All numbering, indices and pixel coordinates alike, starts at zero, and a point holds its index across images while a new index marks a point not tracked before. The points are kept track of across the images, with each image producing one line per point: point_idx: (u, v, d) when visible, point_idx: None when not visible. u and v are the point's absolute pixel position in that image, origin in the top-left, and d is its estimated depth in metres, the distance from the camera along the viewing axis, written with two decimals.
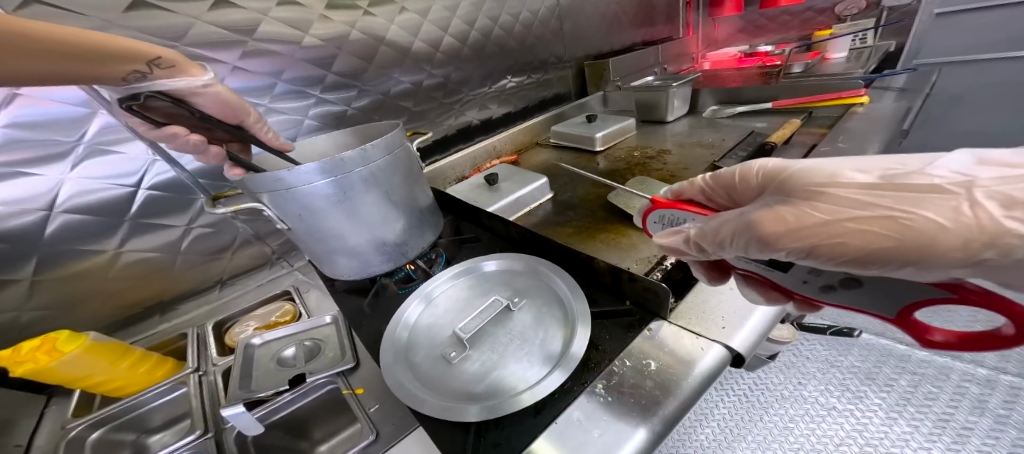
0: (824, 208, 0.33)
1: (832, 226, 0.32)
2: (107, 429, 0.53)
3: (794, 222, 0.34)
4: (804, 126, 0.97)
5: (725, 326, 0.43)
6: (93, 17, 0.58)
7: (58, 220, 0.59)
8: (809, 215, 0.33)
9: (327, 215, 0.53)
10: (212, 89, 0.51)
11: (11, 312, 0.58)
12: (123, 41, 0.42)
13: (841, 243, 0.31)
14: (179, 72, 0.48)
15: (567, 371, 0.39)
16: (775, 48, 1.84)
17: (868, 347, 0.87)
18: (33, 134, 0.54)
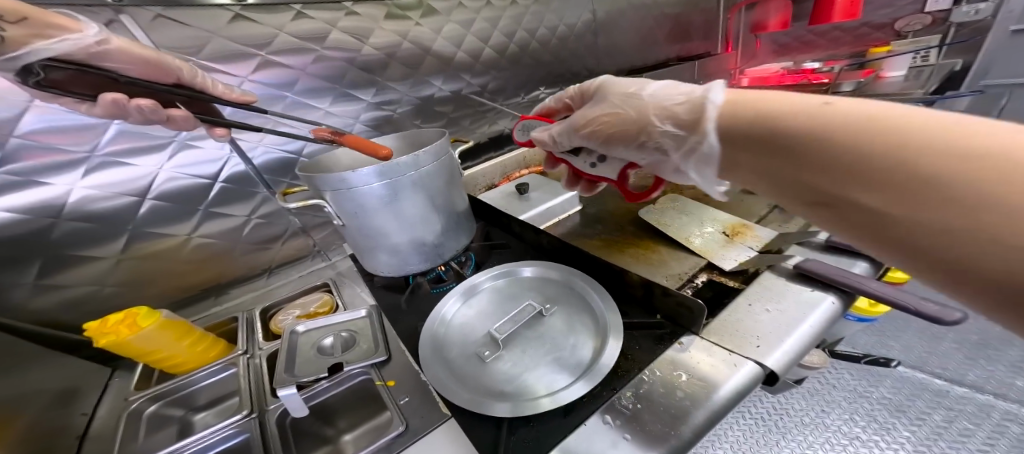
0: (631, 105, 0.51)
1: (631, 116, 0.50)
2: (161, 404, 0.57)
3: (615, 119, 0.53)
4: None
5: (760, 344, 0.42)
6: (196, 27, 0.65)
7: (147, 205, 0.67)
8: (623, 111, 0.52)
9: (379, 214, 0.57)
10: (103, 46, 0.50)
11: (94, 285, 0.65)
12: None
13: (627, 126, 0.51)
14: (46, 28, 0.46)
15: (597, 378, 0.39)
16: (823, 65, 1.80)
17: (902, 379, 0.92)
18: (139, 129, 0.63)
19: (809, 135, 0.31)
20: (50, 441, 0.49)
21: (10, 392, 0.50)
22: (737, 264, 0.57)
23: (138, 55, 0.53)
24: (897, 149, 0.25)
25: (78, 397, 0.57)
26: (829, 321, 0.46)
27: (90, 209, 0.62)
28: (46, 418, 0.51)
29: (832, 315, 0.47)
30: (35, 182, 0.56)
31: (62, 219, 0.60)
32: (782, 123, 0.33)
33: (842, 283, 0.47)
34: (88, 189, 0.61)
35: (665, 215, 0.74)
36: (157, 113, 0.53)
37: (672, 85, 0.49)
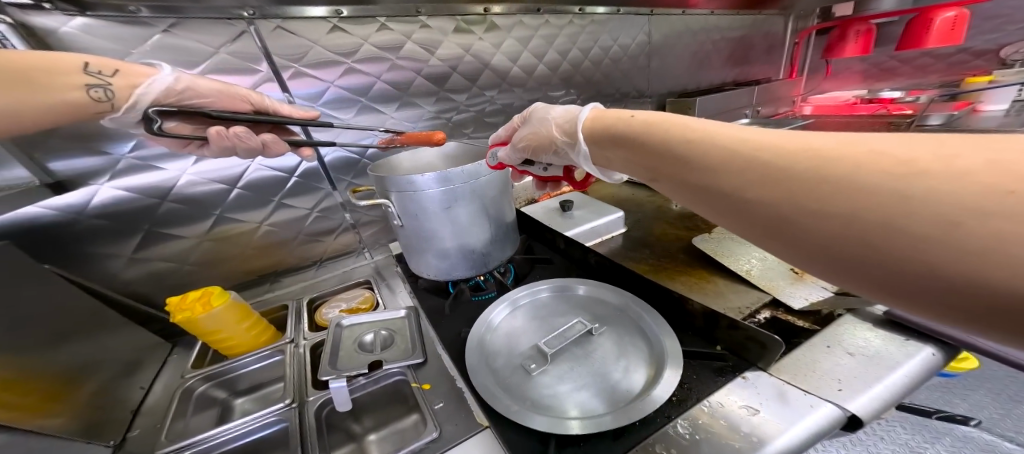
0: (556, 128, 0.55)
1: (559, 136, 0.54)
2: (211, 384, 0.59)
3: (542, 136, 0.56)
4: None
5: (842, 388, 0.36)
6: (304, 38, 0.73)
7: (234, 193, 0.74)
8: (549, 132, 0.56)
9: (437, 218, 0.59)
10: (183, 85, 0.54)
11: (177, 262, 0.72)
12: (54, 59, 0.46)
13: (556, 141, 0.55)
14: (136, 77, 0.52)
15: (653, 404, 0.36)
16: (905, 96, 1.64)
17: (966, 439, 0.72)
18: None
19: (766, 175, 0.28)
20: (111, 411, 0.50)
21: (85, 359, 0.51)
22: (808, 303, 0.51)
23: (210, 88, 0.57)
24: (875, 191, 0.23)
25: (139, 368, 0.59)
26: (927, 374, 0.39)
27: (187, 193, 0.70)
28: (109, 387, 0.52)
29: (931, 366, 0.40)
30: (152, 166, 0.65)
31: (164, 201, 0.68)
32: (722, 158, 0.31)
33: (943, 334, 0.41)
34: (192, 176, 0.69)
35: (721, 245, 0.68)
36: (252, 139, 0.58)
37: (570, 108, 0.57)
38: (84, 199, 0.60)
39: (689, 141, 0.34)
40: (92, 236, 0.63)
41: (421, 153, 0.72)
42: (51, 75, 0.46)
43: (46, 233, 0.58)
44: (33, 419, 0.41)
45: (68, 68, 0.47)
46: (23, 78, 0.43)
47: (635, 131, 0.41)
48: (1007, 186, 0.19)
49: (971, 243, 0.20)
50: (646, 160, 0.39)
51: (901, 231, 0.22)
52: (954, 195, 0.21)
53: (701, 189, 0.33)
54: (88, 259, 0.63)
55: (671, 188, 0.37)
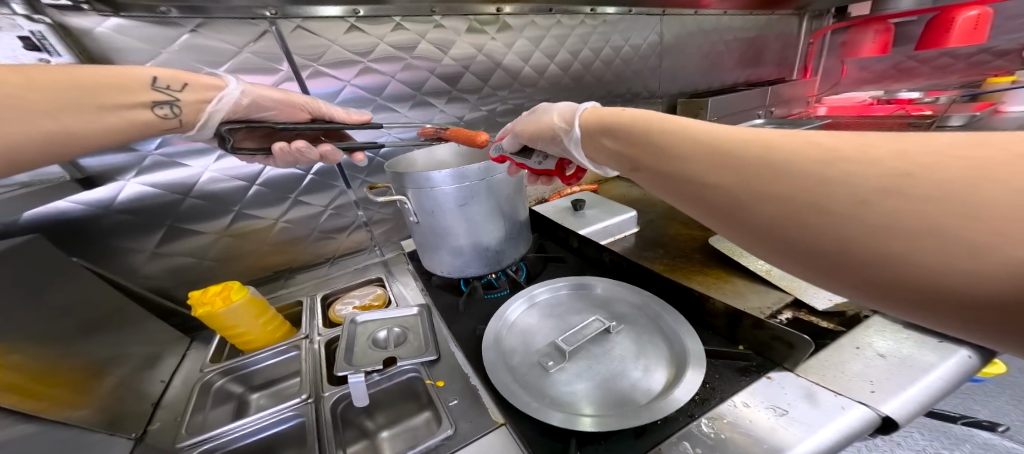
0: (555, 115, 0.53)
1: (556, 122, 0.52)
2: (228, 378, 0.60)
3: (542, 122, 0.54)
4: None
5: (875, 390, 0.35)
6: (323, 37, 0.74)
7: (254, 190, 0.76)
8: (548, 119, 0.53)
9: (451, 215, 0.59)
10: (248, 98, 0.55)
11: (196, 258, 0.74)
12: (120, 74, 0.45)
13: (552, 128, 0.52)
14: (202, 89, 0.51)
15: (679, 402, 0.35)
16: (925, 97, 1.61)
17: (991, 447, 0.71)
18: None
19: (721, 161, 0.28)
20: (132, 403, 0.51)
21: (109, 353, 0.52)
22: (833, 304, 0.50)
23: (271, 99, 0.58)
24: (808, 174, 0.23)
25: (158, 361, 0.60)
26: (964, 376, 0.38)
27: (209, 190, 0.71)
28: (131, 380, 0.53)
29: (966, 368, 0.38)
30: (178, 163, 0.66)
31: (186, 197, 0.69)
32: (688, 147, 0.31)
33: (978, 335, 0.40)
34: (215, 173, 0.70)
35: None
36: (312, 152, 0.59)
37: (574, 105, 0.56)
38: (112, 194, 0.62)
39: (658, 132, 0.35)
40: (118, 231, 0.64)
41: (436, 150, 0.72)
42: (119, 92, 0.44)
43: (75, 226, 0.60)
44: (58, 408, 0.42)
45: (136, 84, 0.45)
46: (88, 97, 0.41)
47: (616, 123, 0.41)
48: (912, 171, 0.20)
49: (882, 222, 0.20)
50: (622, 150, 0.39)
51: (825, 210, 0.22)
52: (858, 179, 0.22)
53: (662, 176, 0.32)
54: (113, 253, 0.65)
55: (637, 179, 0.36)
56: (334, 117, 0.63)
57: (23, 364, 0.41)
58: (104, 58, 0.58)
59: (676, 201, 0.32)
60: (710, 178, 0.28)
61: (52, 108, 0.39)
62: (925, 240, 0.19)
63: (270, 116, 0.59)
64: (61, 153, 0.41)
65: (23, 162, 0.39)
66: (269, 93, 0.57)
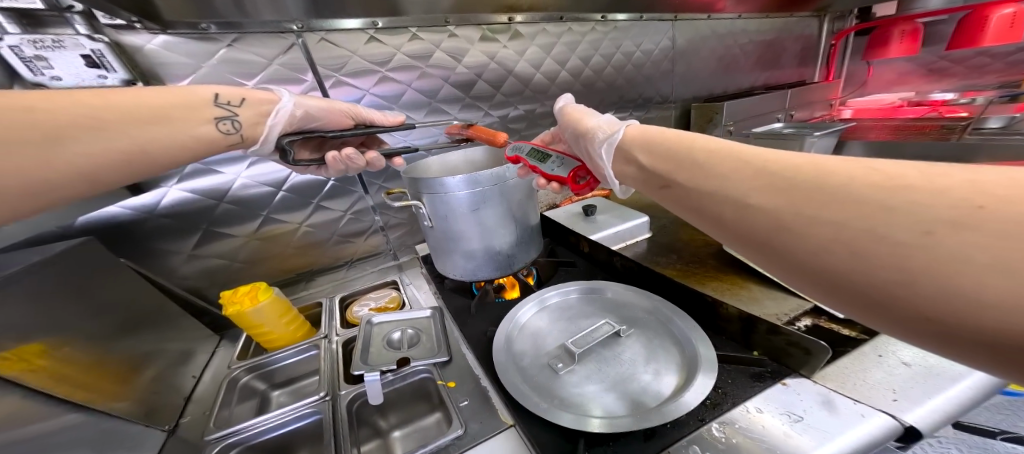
0: (592, 121, 0.53)
1: (589, 127, 0.52)
2: (254, 376, 0.62)
3: (580, 129, 0.54)
4: None
5: (898, 399, 0.34)
6: (344, 48, 0.78)
7: (280, 196, 0.80)
8: (585, 125, 0.53)
9: (463, 220, 0.61)
10: (300, 110, 0.57)
11: (227, 260, 0.78)
12: (187, 95, 0.48)
13: (585, 133, 0.52)
14: (259, 104, 0.54)
15: (684, 405, 0.36)
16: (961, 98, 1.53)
17: None
18: None
19: (769, 183, 0.28)
20: (166, 397, 0.54)
21: (146, 349, 0.55)
22: None
23: (320, 109, 0.60)
24: (857, 200, 0.23)
25: (191, 357, 0.63)
26: (995, 389, 0.36)
27: (240, 195, 0.75)
28: (165, 374, 0.56)
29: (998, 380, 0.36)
30: (213, 170, 0.71)
31: (220, 202, 0.74)
32: (729, 167, 0.31)
33: None
34: (246, 179, 0.75)
35: None
36: (359, 159, 0.61)
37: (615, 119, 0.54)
38: (155, 200, 0.67)
39: (701, 152, 0.35)
40: (159, 234, 0.69)
41: (450, 155, 0.74)
42: (186, 110, 0.47)
43: (122, 230, 0.65)
44: (100, 400, 0.44)
45: (200, 102, 0.48)
46: (156, 116, 0.44)
47: (649, 142, 0.42)
48: (978, 202, 0.20)
49: (947, 254, 0.19)
50: (654, 169, 0.39)
51: (879, 238, 0.22)
52: (926, 209, 0.21)
53: (699, 196, 0.33)
54: (153, 254, 0.70)
55: (672, 197, 0.36)
56: (374, 121, 0.67)
57: (74, 357, 0.44)
58: (152, 73, 0.63)
59: (711, 221, 0.32)
60: (751, 199, 0.28)
61: (124, 125, 0.41)
62: (998, 279, 0.18)
63: (321, 125, 0.62)
64: (133, 171, 0.43)
65: (102, 178, 0.41)
66: (320, 103, 0.60)
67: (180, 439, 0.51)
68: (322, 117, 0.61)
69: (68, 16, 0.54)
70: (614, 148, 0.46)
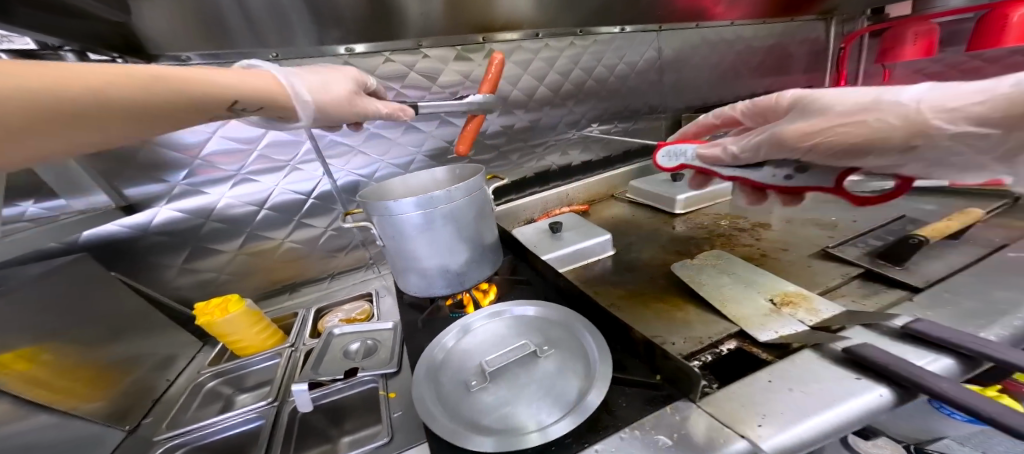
0: (816, 109, 0.49)
1: (818, 108, 0.49)
2: (220, 380, 0.68)
3: (807, 99, 0.53)
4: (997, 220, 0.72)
5: (762, 424, 0.35)
6: None
7: (263, 214, 0.86)
8: (818, 98, 0.50)
9: (412, 239, 0.65)
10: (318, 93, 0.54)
11: (216, 272, 0.85)
12: (215, 91, 0.42)
13: (828, 128, 0.47)
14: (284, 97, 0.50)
15: (577, 419, 0.39)
16: None
17: None
18: (268, 153, 0.83)
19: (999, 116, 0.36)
20: (139, 398, 0.60)
21: (129, 353, 0.62)
22: (776, 336, 0.48)
23: (338, 93, 0.57)
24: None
25: (174, 362, 0.70)
26: (874, 417, 0.36)
27: (226, 213, 0.83)
28: (146, 377, 0.63)
29: (874, 409, 0.36)
30: (199, 191, 0.79)
31: (207, 220, 0.81)
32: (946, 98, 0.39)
33: (907, 375, 0.35)
34: (229, 199, 0.82)
35: (701, 272, 0.65)
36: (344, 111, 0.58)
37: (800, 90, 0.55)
38: (148, 219, 0.75)
39: (873, 121, 0.44)
40: (153, 250, 0.77)
41: (411, 178, 0.77)
42: (198, 110, 0.42)
43: (119, 245, 0.74)
44: (70, 400, 0.50)
45: (222, 103, 0.43)
46: (162, 116, 0.39)
47: (879, 140, 0.44)
48: None
49: None
50: (834, 154, 0.49)
51: None
52: None
53: (943, 145, 0.41)
54: (149, 268, 0.78)
55: (919, 151, 0.43)
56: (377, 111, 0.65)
57: (56, 361, 0.51)
58: None
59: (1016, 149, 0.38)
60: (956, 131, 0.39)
61: (173, 113, 0.40)
62: None
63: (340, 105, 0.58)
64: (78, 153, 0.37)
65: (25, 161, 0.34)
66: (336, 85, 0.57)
67: (144, 436, 0.56)
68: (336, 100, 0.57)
69: (63, 54, 0.63)
70: (909, 153, 0.44)
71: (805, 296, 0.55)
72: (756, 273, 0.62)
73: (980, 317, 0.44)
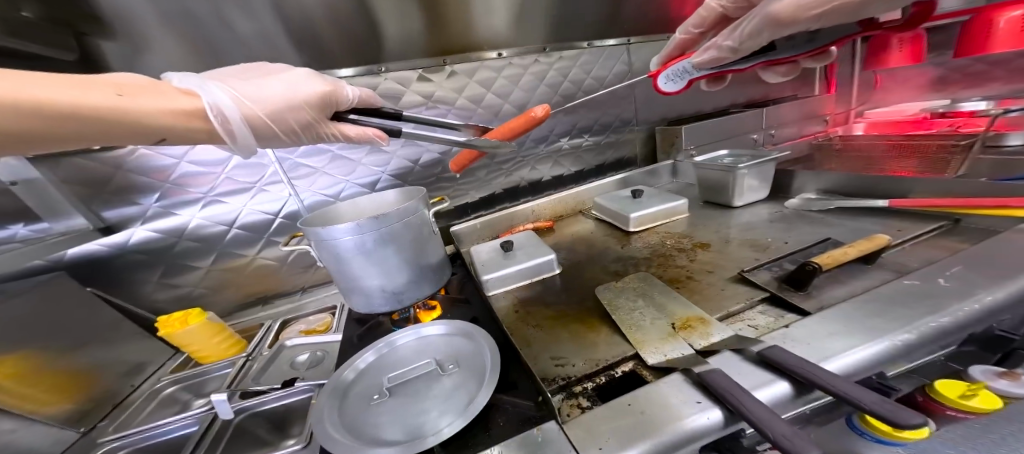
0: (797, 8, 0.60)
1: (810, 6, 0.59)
2: (178, 387, 0.75)
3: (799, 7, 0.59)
4: (941, 244, 0.71)
5: (603, 447, 0.39)
6: None
7: (233, 233, 0.94)
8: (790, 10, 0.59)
9: (348, 261, 0.69)
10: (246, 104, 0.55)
11: (191, 287, 0.93)
12: (144, 126, 0.47)
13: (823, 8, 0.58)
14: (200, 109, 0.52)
15: (464, 420, 0.44)
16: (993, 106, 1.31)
17: None
18: (235, 176, 0.90)
19: None
20: (98, 403, 0.67)
21: (95, 362, 0.70)
22: (663, 360, 0.51)
23: (269, 102, 0.58)
24: None
25: (142, 370, 0.77)
26: (708, 437, 0.41)
27: (198, 233, 0.90)
28: (109, 384, 0.70)
29: (705, 430, 0.41)
30: (171, 212, 0.87)
31: (181, 239, 0.89)
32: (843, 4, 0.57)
33: (728, 398, 0.40)
34: (200, 219, 0.90)
35: (620, 295, 0.68)
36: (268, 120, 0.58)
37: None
38: (125, 238, 0.84)
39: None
40: (130, 266, 0.86)
41: (360, 201, 0.83)
42: (121, 135, 0.47)
43: (100, 263, 0.82)
44: (28, 405, 0.57)
45: (147, 132, 0.48)
46: (78, 135, 0.44)
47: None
48: None
49: None
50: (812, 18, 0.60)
51: None
52: None
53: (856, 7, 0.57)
54: (128, 283, 0.86)
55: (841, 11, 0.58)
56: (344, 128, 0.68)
57: (19, 369, 0.58)
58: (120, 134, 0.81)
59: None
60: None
61: (84, 139, 0.45)
62: None
63: (280, 117, 0.59)
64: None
65: None
66: (278, 103, 0.58)
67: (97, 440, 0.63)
68: (274, 121, 0.59)
69: None
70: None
71: (704, 320, 0.57)
72: (670, 297, 0.64)
73: (845, 343, 0.46)
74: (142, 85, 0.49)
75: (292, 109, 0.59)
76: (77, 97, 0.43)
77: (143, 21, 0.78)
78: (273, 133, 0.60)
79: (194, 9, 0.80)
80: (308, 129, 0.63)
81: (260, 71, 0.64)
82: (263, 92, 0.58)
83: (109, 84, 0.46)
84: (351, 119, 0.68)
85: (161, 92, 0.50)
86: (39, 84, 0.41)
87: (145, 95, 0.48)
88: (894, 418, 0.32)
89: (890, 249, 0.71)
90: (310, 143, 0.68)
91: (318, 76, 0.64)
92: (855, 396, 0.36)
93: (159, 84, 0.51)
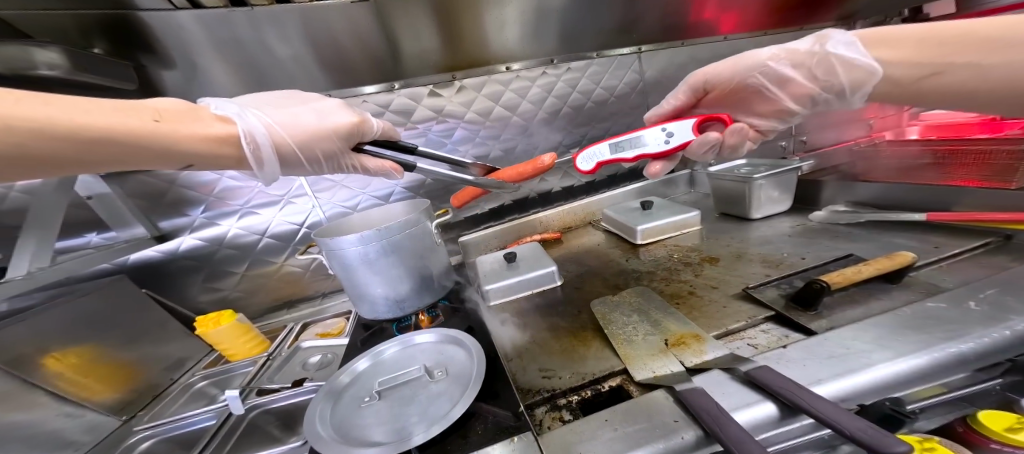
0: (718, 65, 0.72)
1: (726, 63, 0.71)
2: (209, 382, 0.83)
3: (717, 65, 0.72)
4: (989, 263, 0.63)
5: None
6: None
7: (264, 242, 1.03)
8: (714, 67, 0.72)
9: (354, 271, 0.74)
10: (275, 132, 0.58)
11: (228, 291, 1.03)
12: (174, 151, 0.49)
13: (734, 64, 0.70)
14: (232, 137, 0.54)
15: (444, 425, 0.46)
16: None
17: None
18: (266, 190, 1.00)
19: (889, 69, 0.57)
20: (143, 394, 0.76)
21: (141, 357, 0.79)
22: (650, 376, 0.50)
23: (299, 131, 0.60)
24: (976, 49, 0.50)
25: (183, 365, 0.86)
26: None
27: (236, 242, 1.00)
28: (154, 376, 0.80)
29: (679, 450, 0.40)
30: (213, 223, 0.97)
31: (221, 247, 0.99)
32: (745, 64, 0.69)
33: (705, 418, 0.38)
34: (237, 229, 1.00)
35: (615, 308, 0.67)
36: (296, 151, 0.61)
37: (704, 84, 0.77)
38: (176, 246, 0.95)
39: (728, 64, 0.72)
40: (178, 270, 0.97)
41: (370, 212, 0.89)
42: (151, 158, 0.49)
43: (155, 267, 0.94)
44: (83, 393, 0.67)
45: (176, 158, 0.50)
46: (113, 159, 0.47)
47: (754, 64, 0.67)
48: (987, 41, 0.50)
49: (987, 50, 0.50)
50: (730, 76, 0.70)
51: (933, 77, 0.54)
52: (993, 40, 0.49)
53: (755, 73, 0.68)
54: (177, 285, 0.97)
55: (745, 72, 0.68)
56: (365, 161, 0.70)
57: (81, 363, 0.68)
58: None
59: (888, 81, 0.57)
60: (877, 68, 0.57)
61: (113, 162, 0.47)
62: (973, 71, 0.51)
63: (309, 146, 0.61)
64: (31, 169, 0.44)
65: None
66: (308, 133, 0.60)
67: (134, 427, 0.71)
68: (301, 150, 0.61)
69: None
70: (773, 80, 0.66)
71: (700, 337, 0.55)
72: (666, 313, 0.63)
73: (841, 367, 0.44)
74: (184, 110, 0.53)
75: (321, 139, 0.61)
76: (113, 122, 0.45)
77: (196, 52, 0.91)
78: (298, 160, 0.62)
79: (240, 37, 0.92)
80: (332, 157, 0.66)
81: (295, 97, 0.67)
82: (296, 121, 0.61)
83: (150, 109, 0.49)
84: (369, 151, 0.68)
85: (199, 118, 0.53)
86: (82, 109, 0.44)
87: (182, 121, 0.51)
88: (878, 445, 0.30)
89: (924, 266, 0.65)
90: (332, 171, 0.70)
91: (348, 108, 0.67)
92: (838, 421, 0.34)
93: (198, 110, 0.54)
